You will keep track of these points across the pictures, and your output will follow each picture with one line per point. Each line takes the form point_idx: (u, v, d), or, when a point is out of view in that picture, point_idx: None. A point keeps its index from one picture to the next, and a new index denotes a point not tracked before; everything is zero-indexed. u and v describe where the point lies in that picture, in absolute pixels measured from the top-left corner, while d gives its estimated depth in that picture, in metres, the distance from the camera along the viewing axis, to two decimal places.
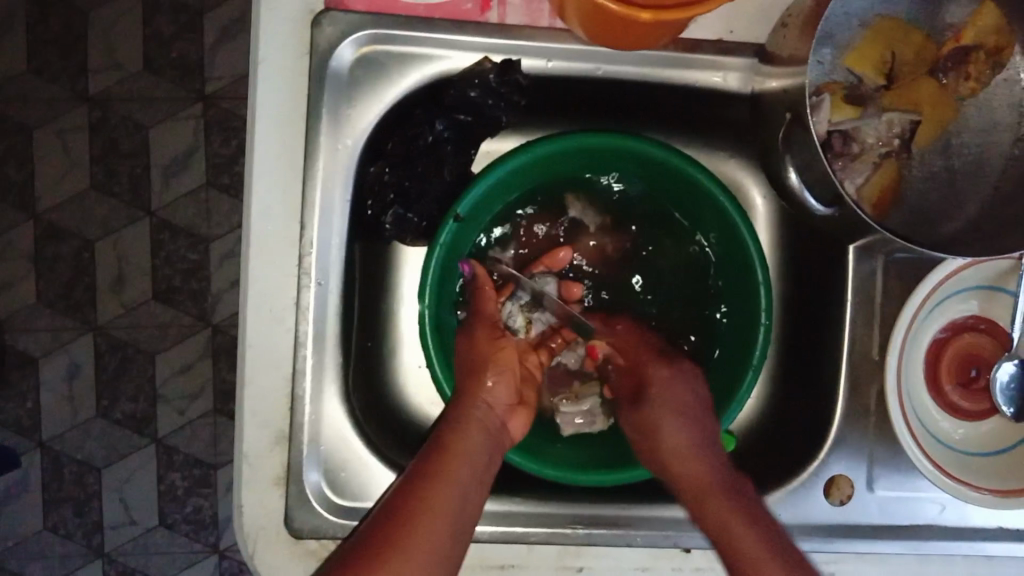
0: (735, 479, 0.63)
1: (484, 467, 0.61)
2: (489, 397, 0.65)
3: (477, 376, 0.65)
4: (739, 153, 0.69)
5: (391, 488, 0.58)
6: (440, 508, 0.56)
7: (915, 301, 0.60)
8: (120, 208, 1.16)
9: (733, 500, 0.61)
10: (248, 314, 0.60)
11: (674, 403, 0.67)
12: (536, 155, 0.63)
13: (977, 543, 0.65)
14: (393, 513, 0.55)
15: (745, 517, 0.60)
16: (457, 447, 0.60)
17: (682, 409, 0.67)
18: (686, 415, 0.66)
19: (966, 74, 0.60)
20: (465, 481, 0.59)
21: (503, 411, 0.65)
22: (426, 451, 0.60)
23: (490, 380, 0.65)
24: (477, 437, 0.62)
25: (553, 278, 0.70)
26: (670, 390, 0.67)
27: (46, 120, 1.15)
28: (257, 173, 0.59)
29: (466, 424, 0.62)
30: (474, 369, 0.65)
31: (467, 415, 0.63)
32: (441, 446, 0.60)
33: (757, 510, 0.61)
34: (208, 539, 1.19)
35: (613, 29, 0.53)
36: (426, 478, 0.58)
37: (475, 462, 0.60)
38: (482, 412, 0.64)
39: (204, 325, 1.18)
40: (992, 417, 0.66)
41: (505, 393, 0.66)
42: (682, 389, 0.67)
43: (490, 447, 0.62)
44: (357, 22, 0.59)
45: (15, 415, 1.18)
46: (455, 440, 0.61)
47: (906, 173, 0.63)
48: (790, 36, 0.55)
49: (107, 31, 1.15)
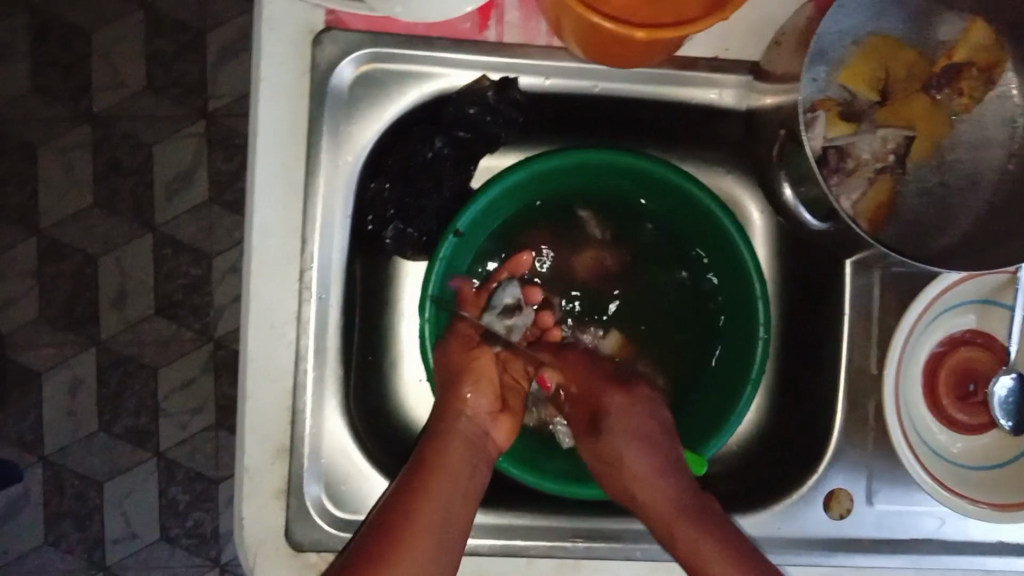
0: (701, 502, 0.62)
1: (468, 484, 0.61)
2: (472, 408, 0.65)
3: (454, 388, 0.64)
4: (735, 168, 0.70)
5: (378, 507, 0.59)
6: (424, 531, 0.57)
7: (909, 319, 0.60)
8: (123, 224, 1.17)
9: (700, 527, 0.60)
10: (250, 329, 0.61)
11: (631, 433, 0.66)
12: (534, 171, 0.64)
13: (974, 558, 0.65)
14: (378, 539, 0.56)
15: (716, 546, 0.59)
16: (439, 465, 0.60)
17: (638, 436, 0.66)
18: (646, 439, 0.65)
19: (960, 90, 0.62)
20: (448, 494, 0.59)
21: (485, 422, 0.65)
22: (411, 467, 0.61)
23: (469, 391, 0.65)
24: (457, 452, 0.62)
25: (517, 282, 0.70)
26: (627, 416, 0.66)
27: (51, 137, 1.17)
28: (259, 189, 0.60)
29: (449, 441, 0.62)
30: (452, 381, 0.65)
31: (450, 430, 0.63)
32: (425, 464, 0.61)
33: (730, 533, 0.60)
34: (209, 554, 1.19)
35: (608, 47, 0.54)
36: (410, 498, 0.58)
37: (458, 480, 0.61)
38: (464, 425, 0.64)
39: (205, 340, 1.19)
40: (990, 431, 0.66)
41: (486, 402, 0.66)
42: (638, 416, 0.67)
43: (474, 462, 0.62)
44: (356, 41, 0.61)
45: (18, 430, 1.18)
46: (439, 458, 0.61)
47: (900, 189, 0.63)
48: (783, 54, 0.56)
49: (112, 50, 1.17)
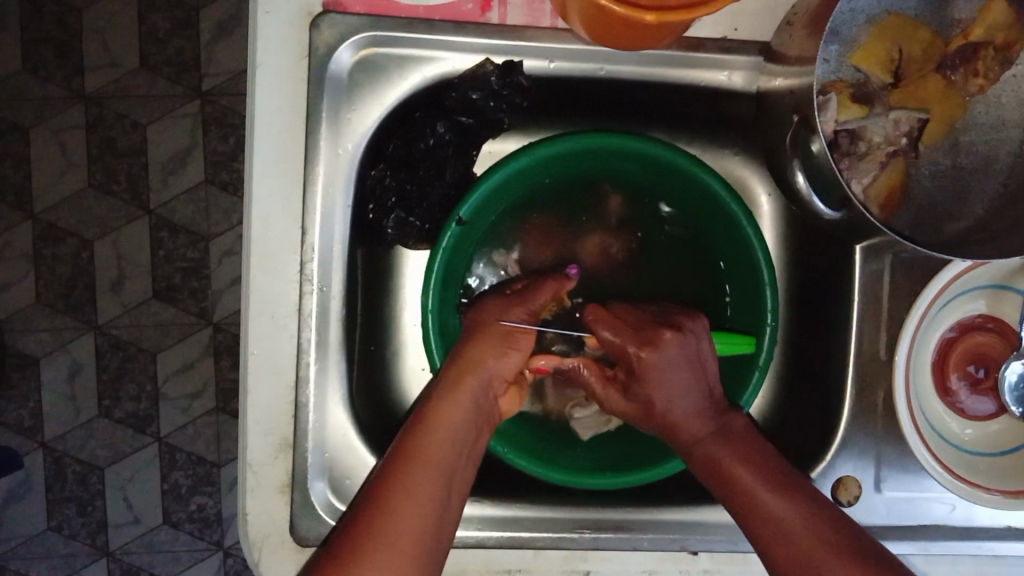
0: (727, 424, 0.59)
1: (466, 442, 0.56)
2: (492, 368, 0.60)
3: (480, 347, 0.61)
4: (745, 149, 0.69)
5: (374, 475, 0.53)
6: (427, 480, 0.52)
7: (923, 303, 0.59)
8: (118, 206, 1.16)
9: (737, 451, 0.57)
10: (251, 323, 0.59)
11: (658, 385, 0.60)
12: (539, 158, 0.62)
13: (984, 544, 0.65)
14: (375, 490, 0.51)
15: (741, 463, 0.56)
16: (438, 419, 0.56)
17: (673, 384, 0.60)
18: (683, 381, 0.60)
19: (975, 72, 0.59)
20: (446, 458, 0.54)
21: (501, 385, 0.61)
22: (405, 431, 0.56)
23: (498, 351, 0.61)
24: (459, 411, 0.57)
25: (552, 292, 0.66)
26: (654, 373, 0.60)
27: (42, 119, 1.14)
28: (257, 179, 0.59)
29: (450, 399, 0.57)
30: (484, 338, 0.61)
31: (457, 383, 0.58)
32: (418, 428, 0.55)
33: (756, 454, 0.57)
34: (212, 537, 1.19)
35: (614, 29, 0.52)
36: (409, 460, 0.53)
37: (457, 437, 0.55)
38: (474, 381, 0.59)
39: (205, 323, 1.18)
40: (1001, 418, 0.66)
41: (512, 367, 0.61)
42: (669, 364, 0.60)
43: (478, 420, 0.58)
44: (355, 25, 0.58)
45: (17, 416, 1.17)
46: (435, 418, 0.56)
47: (913, 172, 0.62)
48: (797, 37, 0.54)
49: (102, 28, 1.14)
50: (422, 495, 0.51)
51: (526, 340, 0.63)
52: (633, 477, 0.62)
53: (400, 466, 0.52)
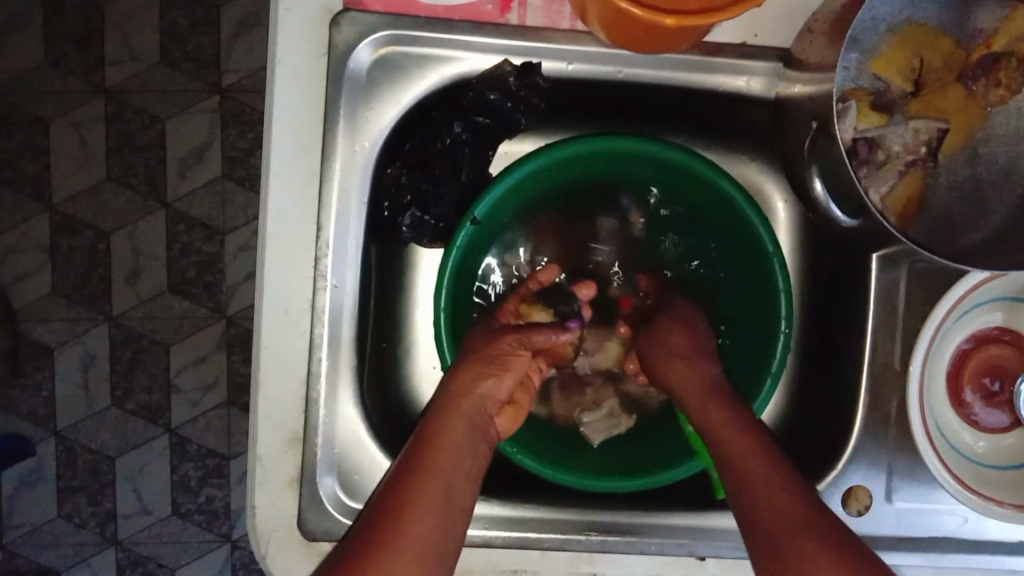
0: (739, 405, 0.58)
1: (470, 457, 0.55)
2: (485, 390, 0.60)
3: (476, 367, 0.60)
4: (761, 156, 0.69)
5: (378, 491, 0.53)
6: (434, 494, 0.51)
7: (940, 312, 0.59)
8: (135, 200, 1.17)
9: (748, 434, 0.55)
10: (264, 318, 0.60)
11: (690, 333, 0.65)
12: (555, 158, 0.62)
13: (994, 557, 0.64)
14: (382, 502, 0.50)
15: (749, 445, 0.54)
16: (444, 435, 0.56)
17: (697, 338, 0.64)
18: (702, 349, 0.64)
19: (997, 82, 0.58)
20: (452, 473, 0.53)
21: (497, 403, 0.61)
22: (411, 448, 0.55)
23: (491, 374, 0.60)
24: (460, 429, 0.57)
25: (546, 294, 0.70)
26: (686, 321, 0.66)
27: (62, 111, 1.15)
28: (274, 174, 0.59)
29: (452, 419, 0.57)
30: (477, 362, 0.60)
31: (458, 404, 0.58)
32: (424, 443, 0.55)
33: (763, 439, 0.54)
34: (220, 529, 1.20)
35: (633, 33, 0.52)
36: (411, 475, 0.52)
37: (460, 452, 0.55)
38: (469, 406, 0.59)
39: (218, 317, 1.18)
40: (1015, 431, 0.65)
41: (505, 389, 0.61)
42: (696, 321, 0.66)
43: (479, 438, 0.57)
44: (375, 23, 0.59)
45: (31, 405, 1.18)
46: (441, 435, 0.56)
47: (931, 181, 0.62)
48: (817, 43, 0.54)
49: (124, 23, 1.15)
50: (427, 504, 0.50)
51: (516, 362, 0.62)
52: (634, 482, 0.62)
53: (408, 481, 0.52)
